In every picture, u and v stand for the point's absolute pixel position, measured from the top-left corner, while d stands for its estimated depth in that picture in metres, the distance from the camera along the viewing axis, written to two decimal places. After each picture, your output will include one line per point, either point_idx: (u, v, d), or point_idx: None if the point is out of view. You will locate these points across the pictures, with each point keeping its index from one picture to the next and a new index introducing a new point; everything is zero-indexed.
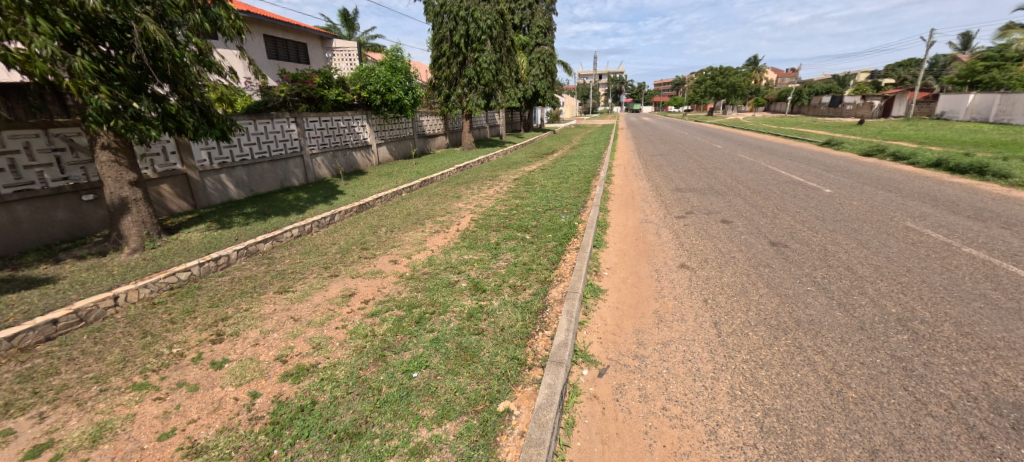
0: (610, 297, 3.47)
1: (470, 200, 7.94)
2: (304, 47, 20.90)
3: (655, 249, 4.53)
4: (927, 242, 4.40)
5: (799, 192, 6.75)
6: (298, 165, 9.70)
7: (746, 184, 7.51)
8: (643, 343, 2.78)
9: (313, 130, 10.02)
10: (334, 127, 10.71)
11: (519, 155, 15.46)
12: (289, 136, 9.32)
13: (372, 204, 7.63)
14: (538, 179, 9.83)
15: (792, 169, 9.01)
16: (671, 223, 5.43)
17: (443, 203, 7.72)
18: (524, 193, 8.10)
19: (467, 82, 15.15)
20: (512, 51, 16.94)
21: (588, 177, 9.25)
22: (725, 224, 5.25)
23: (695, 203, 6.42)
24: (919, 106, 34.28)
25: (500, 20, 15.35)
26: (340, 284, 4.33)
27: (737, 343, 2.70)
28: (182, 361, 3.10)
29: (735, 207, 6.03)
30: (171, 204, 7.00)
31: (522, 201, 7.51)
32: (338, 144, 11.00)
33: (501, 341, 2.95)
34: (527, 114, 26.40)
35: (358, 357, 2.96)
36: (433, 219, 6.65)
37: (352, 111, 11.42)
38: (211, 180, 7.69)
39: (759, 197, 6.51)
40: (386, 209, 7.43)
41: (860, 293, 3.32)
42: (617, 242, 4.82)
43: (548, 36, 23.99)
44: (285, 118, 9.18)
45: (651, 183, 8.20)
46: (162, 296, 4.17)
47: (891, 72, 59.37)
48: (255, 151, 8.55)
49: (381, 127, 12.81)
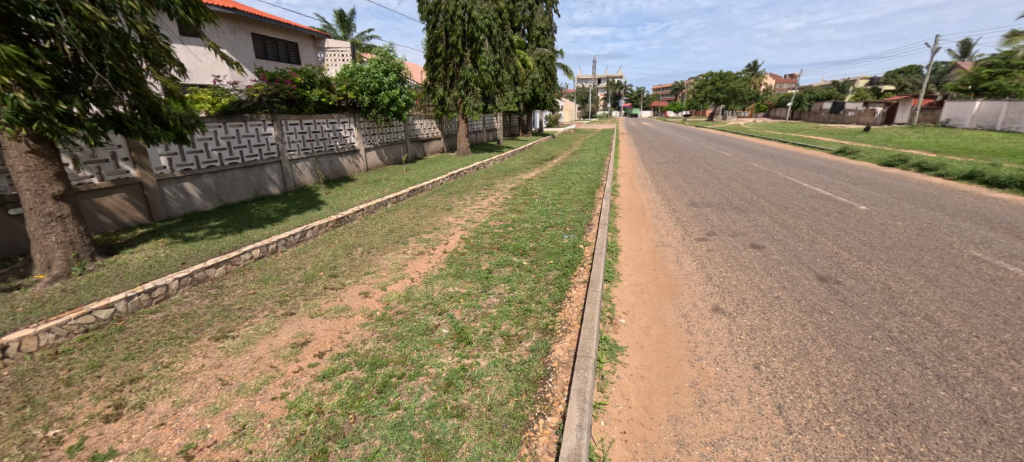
0: (632, 359, 2.65)
1: (461, 213, 7.16)
2: (294, 46, 20.24)
3: (676, 284, 3.75)
4: (1008, 278, 3.64)
5: (830, 209, 6.00)
6: (275, 171, 8.88)
7: (766, 198, 6.79)
8: (686, 444, 1.99)
9: (293, 134, 9.22)
10: (317, 130, 9.92)
11: (517, 161, 14.64)
12: (265, 140, 8.53)
13: (352, 218, 6.84)
14: (536, 188, 9.05)
15: (815, 180, 8.25)
16: (694, 248, 4.65)
17: (432, 217, 6.95)
18: (521, 206, 7.32)
19: (464, 84, 14.40)
20: (510, 51, 16.20)
21: (592, 187, 8.50)
22: (757, 251, 4.47)
23: (716, 221, 5.64)
24: (924, 114, 33.81)
25: (498, 19, 14.61)
26: (292, 327, 3.50)
27: (820, 448, 1.92)
28: (55, 452, 2.29)
29: (762, 227, 5.26)
30: (119, 216, 6.17)
31: (519, 215, 6.72)
32: (321, 150, 10.16)
33: (487, 434, 2.16)
34: (526, 118, 25.71)
35: (290, 452, 2.17)
36: (418, 237, 5.87)
37: (337, 114, 10.64)
38: (171, 189, 6.89)
39: (788, 215, 5.73)
40: (367, 224, 6.65)
41: (959, 359, 2.53)
42: (631, 273, 4.00)
43: (548, 39, 23.34)
44: (262, 121, 8.41)
45: (661, 195, 7.45)
46: (69, 344, 3.35)
47: (890, 78, 59.04)
48: (225, 157, 7.74)
49: (370, 131, 12.03)
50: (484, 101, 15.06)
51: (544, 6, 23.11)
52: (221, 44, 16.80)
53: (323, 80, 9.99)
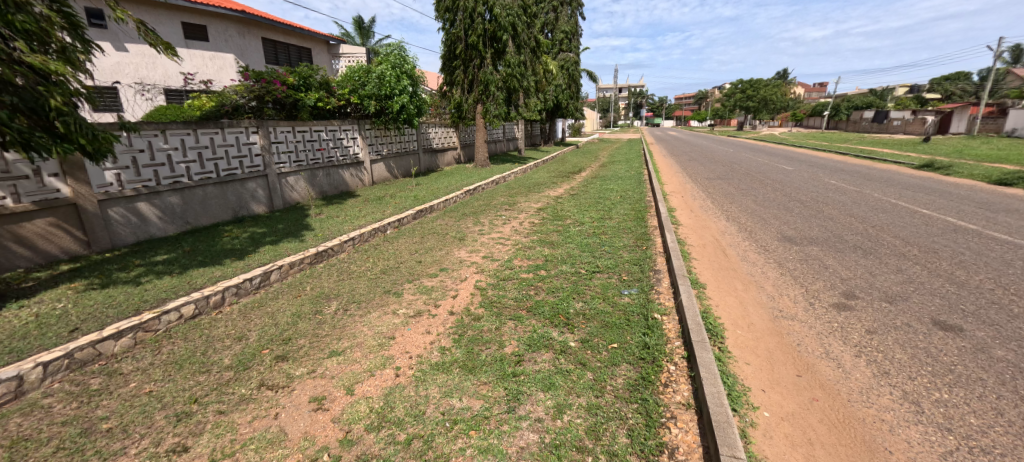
0: None
1: (477, 244, 5.60)
2: (307, 52, 19.28)
3: (861, 420, 2.07)
4: None
5: (1003, 254, 4.19)
6: (260, 186, 7.49)
7: (890, 232, 5.00)
8: None
9: (283, 142, 7.85)
10: (314, 138, 8.55)
11: (541, 174, 13.09)
12: (247, 150, 7.16)
13: (339, 250, 5.34)
14: (569, 210, 7.45)
15: (933, 205, 6.40)
16: (843, 326, 2.94)
17: (440, 250, 5.41)
18: (554, 236, 5.72)
19: (483, 88, 12.97)
20: (534, 53, 14.74)
21: (640, 211, 6.83)
22: (956, 337, 2.75)
23: (844, 271, 3.90)
24: (984, 123, 30.92)
25: (522, 16, 13.16)
26: None
27: None
28: None
29: (926, 286, 3.51)
30: (40, 246, 4.80)
31: (553, 250, 5.13)
32: (318, 162, 8.78)
33: None
34: (548, 127, 24.26)
35: None
36: (419, 284, 4.31)
37: (338, 120, 9.27)
38: (119, 210, 5.52)
39: (950, 265, 3.95)
40: (357, 259, 5.15)
41: None
42: (765, 385, 2.33)
43: (573, 43, 21.86)
44: (244, 128, 7.07)
45: (737, 224, 5.71)
46: None
47: (934, 85, 55.45)
48: (194, 170, 6.38)
49: (378, 140, 10.65)
50: (506, 108, 13.56)
51: (569, 9, 21.66)
52: (229, 49, 15.86)
53: (321, 81, 8.64)
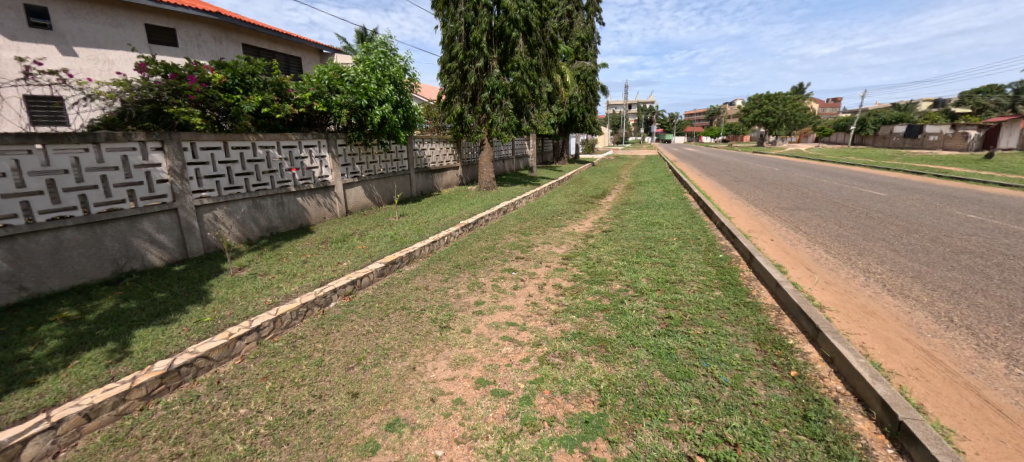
0: None
1: (467, 341, 3.22)
2: (296, 60, 17.36)
3: None
4: None
5: None
6: (167, 225, 5.16)
7: None
8: None
9: (207, 163, 5.60)
10: (258, 157, 6.32)
11: (558, 198, 10.77)
12: (143, 175, 4.89)
13: (226, 358, 2.99)
14: (609, 261, 5.06)
15: None
16: None
17: (402, 355, 3.04)
18: (600, 325, 3.33)
19: (489, 95, 10.77)
20: (549, 56, 12.58)
21: (727, 270, 4.41)
22: None
23: None
24: None
25: (535, 10, 11.00)
26: None
27: None
28: None
29: None
30: None
31: (608, 366, 2.73)
32: (266, 188, 6.51)
33: None
34: (560, 142, 22.10)
35: None
36: None
37: (298, 134, 7.06)
38: None
39: None
40: (246, 380, 2.79)
41: None
42: None
43: (590, 51, 19.75)
44: (138, 143, 4.83)
45: (926, 308, 3.26)
46: None
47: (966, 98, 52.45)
48: (42, 207, 4.08)
49: (355, 158, 8.42)
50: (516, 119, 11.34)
51: (585, 15, 19.63)
52: (203, 55, 13.67)
53: (272, 82, 6.46)
